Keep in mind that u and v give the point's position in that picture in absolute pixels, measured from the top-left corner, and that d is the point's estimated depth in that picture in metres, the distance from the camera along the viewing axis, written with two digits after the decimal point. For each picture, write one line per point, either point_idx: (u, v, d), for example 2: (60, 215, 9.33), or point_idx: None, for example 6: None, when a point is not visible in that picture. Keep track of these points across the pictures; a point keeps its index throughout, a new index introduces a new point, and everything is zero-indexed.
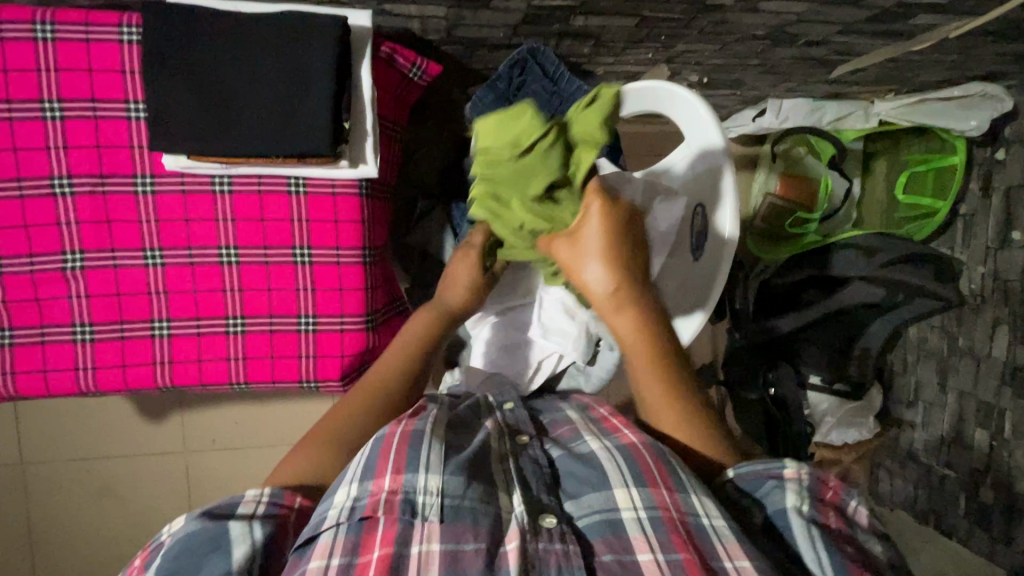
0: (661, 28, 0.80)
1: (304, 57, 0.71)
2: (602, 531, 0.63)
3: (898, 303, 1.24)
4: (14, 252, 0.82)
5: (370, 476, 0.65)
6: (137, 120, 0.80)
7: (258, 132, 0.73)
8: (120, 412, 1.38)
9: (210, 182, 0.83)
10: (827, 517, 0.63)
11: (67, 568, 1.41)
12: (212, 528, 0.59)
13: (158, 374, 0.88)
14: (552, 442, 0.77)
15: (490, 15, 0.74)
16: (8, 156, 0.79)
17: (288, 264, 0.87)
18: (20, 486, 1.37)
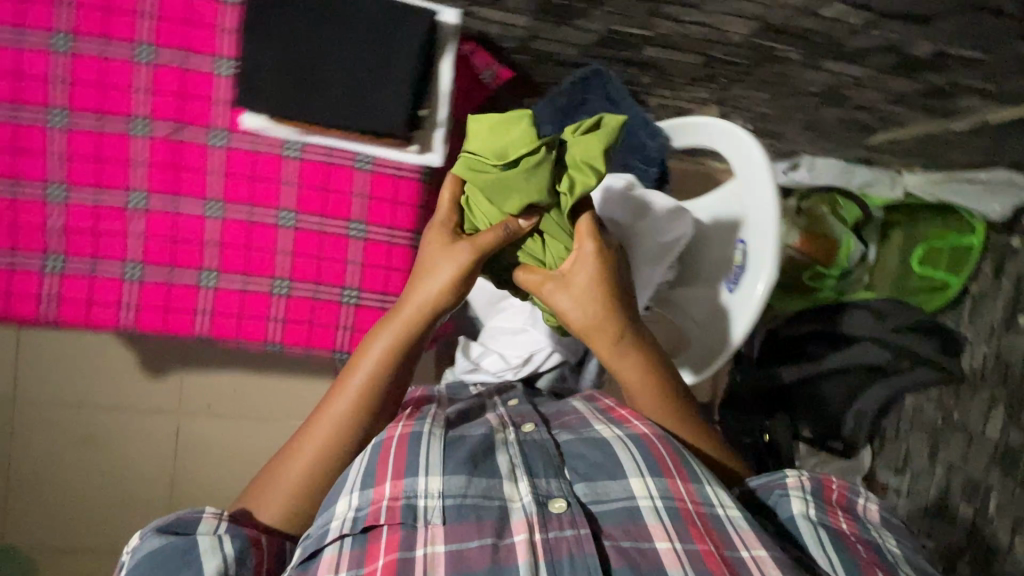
0: (724, 70, 0.84)
1: (392, 43, 0.74)
2: (620, 518, 0.66)
3: (900, 370, 1.26)
4: (82, 182, 0.83)
5: (370, 484, 0.69)
6: (223, 76, 0.83)
7: (339, 106, 0.75)
8: (123, 362, 1.38)
9: (281, 147, 0.85)
10: (834, 518, 0.73)
11: (37, 514, 1.38)
12: (178, 541, 0.65)
13: (198, 323, 0.89)
14: (560, 428, 0.80)
15: (569, 32, 0.78)
16: (94, 91, 0.81)
17: (342, 236, 0.89)
18: (9, 422, 1.36)
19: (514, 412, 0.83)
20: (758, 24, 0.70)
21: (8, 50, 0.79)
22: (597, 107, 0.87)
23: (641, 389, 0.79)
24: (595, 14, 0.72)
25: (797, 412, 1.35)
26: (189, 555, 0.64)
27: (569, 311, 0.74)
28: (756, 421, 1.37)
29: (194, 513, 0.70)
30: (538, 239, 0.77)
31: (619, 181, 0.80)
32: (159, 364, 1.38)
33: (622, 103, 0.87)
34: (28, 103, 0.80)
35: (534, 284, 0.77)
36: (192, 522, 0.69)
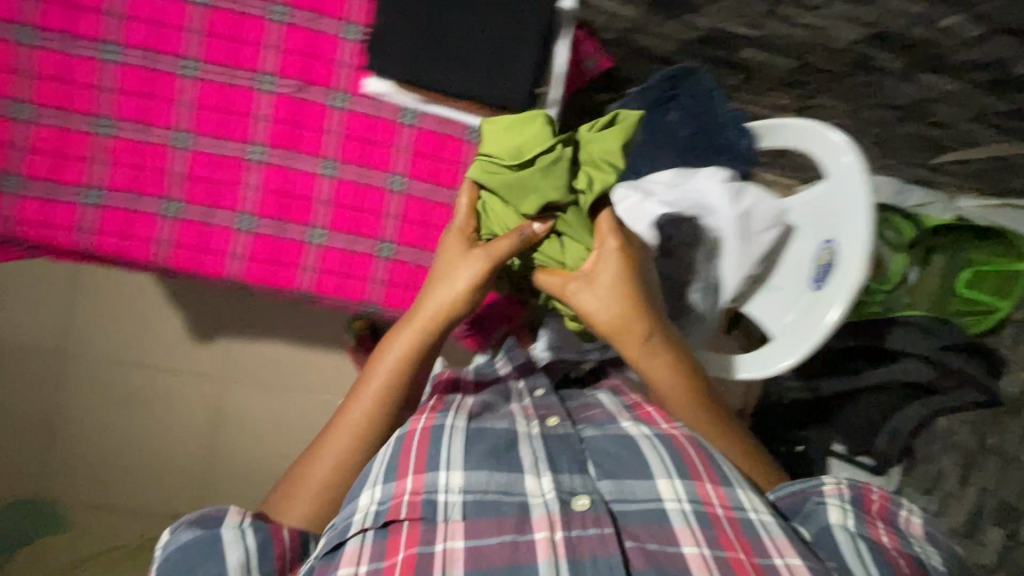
0: (813, 77, 0.87)
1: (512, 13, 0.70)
2: (645, 520, 0.68)
3: (942, 388, 1.28)
4: (208, 133, 0.87)
5: (392, 477, 0.70)
6: (350, 42, 0.86)
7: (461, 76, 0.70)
8: (172, 324, 1.40)
9: (402, 116, 0.89)
10: (874, 530, 0.72)
11: (74, 471, 1.39)
12: (202, 535, 0.67)
13: (303, 278, 0.93)
14: (585, 423, 0.81)
15: (674, 27, 0.82)
16: (227, 47, 0.85)
17: (447, 206, 0.94)
18: (56, 375, 1.38)
19: (539, 404, 0.83)
20: (867, 30, 0.74)
21: (150, 2, 0.83)
22: (687, 103, 0.89)
23: (664, 386, 0.80)
24: (709, 10, 0.76)
25: (831, 426, 1.38)
26: (212, 547, 0.66)
27: (593, 312, 0.75)
28: (790, 430, 1.43)
29: (218, 509, 0.71)
30: (558, 241, 0.77)
31: (719, 176, 0.79)
32: (207, 329, 1.40)
33: (715, 99, 0.88)
34: (163, 51, 0.84)
35: (557, 287, 0.77)
36: (214, 518, 0.69)
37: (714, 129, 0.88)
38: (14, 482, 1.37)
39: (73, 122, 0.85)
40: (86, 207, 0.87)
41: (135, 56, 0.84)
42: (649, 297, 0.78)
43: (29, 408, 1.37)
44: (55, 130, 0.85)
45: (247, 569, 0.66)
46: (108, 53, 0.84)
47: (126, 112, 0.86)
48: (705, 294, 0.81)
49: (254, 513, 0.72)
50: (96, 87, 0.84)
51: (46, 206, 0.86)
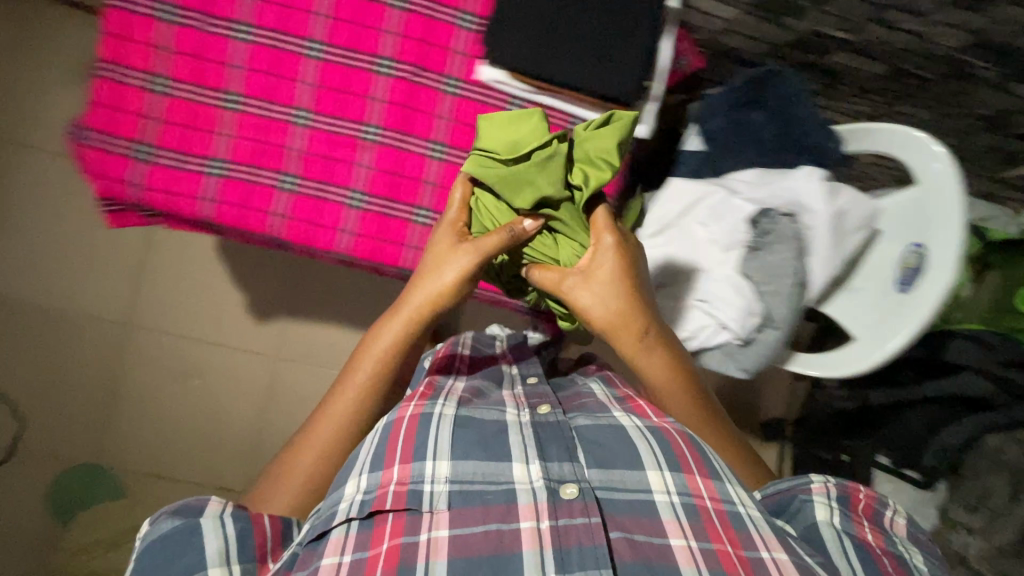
0: (902, 84, 0.90)
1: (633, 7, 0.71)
2: (633, 512, 0.67)
3: (999, 405, 1.19)
4: (321, 110, 0.72)
5: (378, 466, 0.70)
6: (467, 28, 0.73)
7: (574, 67, 0.71)
8: (234, 301, 1.44)
9: (507, 100, 0.76)
10: (861, 528, 0.71)
11: (133, 439, 1.43)
12: (182, 525, 0.66)
13: (411, 261, 0.77)
14: (578, 412, 0.79)
15: (771, 29, 0.85)
16: (340, 23, 0.71)
17: None
18: (121, 344, 1.42)
19: (531, 393, 0.81)
20: (972, 38, 0.80)
21: None
22: (774, 106, 0.90)
23: (659, 383, 0.79)
24: (812, 13, 0.80)
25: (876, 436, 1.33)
26: (194, 536, 0.65)
27: (591, 308, 0.72)
28: (837, 438, 1.41)
29: (200, 499, 0.70)
30: (550, 238, 0.74)
31: (818, 175, 0.78)
32: (268, 307, 1.43)
33: (801, 103, 0.89)
34: (278, 27, 0.70)
35: (552, 283, 0.72)
36: (196, 507, 0.68)
37: (804, 130, 0.89)
38: (74, 447, 1.40)
39: (132, 77, 0.69)
40: (137, 160, 0.70)
41: (254, 31, 0.70)
42: (647, 293, 0.75)
43: (92, 374, 1.41)
44: (116, 83, 0.69)
45: (228, 558, 0.65)
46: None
47: (183, 71, 0.70)
48: (798, 294, 0.77)
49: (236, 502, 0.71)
50: (158, 46, 0.69)
51: (98, 155, 0.70)
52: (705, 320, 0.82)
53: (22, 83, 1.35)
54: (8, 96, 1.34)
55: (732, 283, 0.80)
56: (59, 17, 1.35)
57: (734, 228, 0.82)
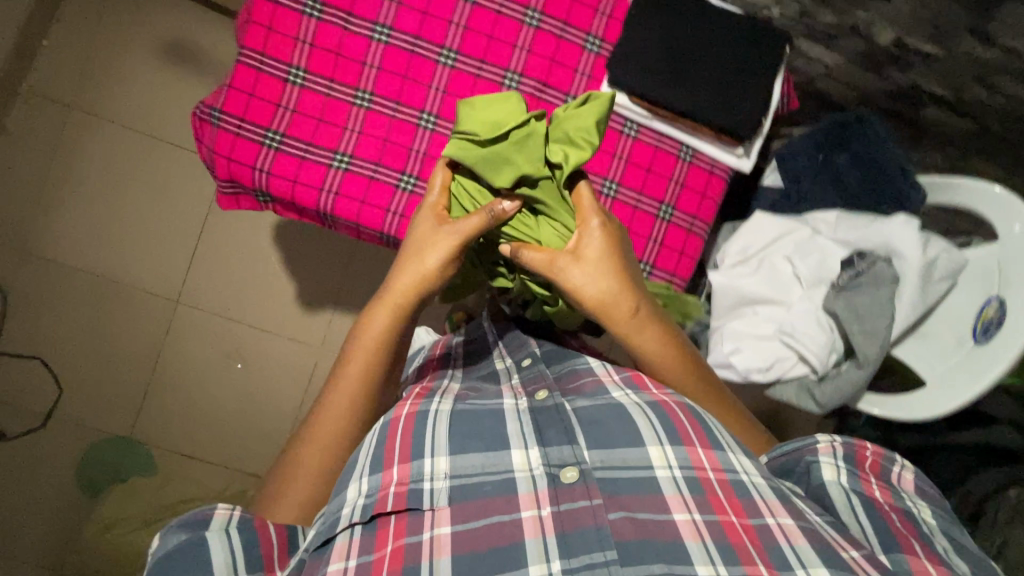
0: (982, 142, 0.97)
1: (753, 50, 0.75)
2: (635, 488, 0.58)
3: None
4: (448, 117, 0.73)
5: (378, 468, 0.62)
6: (593, 53, 0.76)
7: (700, 98, 0.74)
8: (286, 290, 1.45)
9: (622, 124, 0.77)
10: (867, 484, 0.61)
11: (167, 418, 1.41)
12: (188, 540, 0.57)
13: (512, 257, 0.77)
14: (574, 396, 0.70)
15: (870, 78, 0.95)
16: (480, 39, 0.73)
17: (650, 216, 0.78)
18: (167, 323, 1.42)
19: (528, 381, 0.75)
20: None
21: None
22: (858, 150, 0.94)
23: (667, 372, 0.71)
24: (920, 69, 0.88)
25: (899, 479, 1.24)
26: (199, 549, 0.56)
27: (583, 287, 0.68)
28: None
29: (205, 507, 0.61)
30: (531, 218, 0.71)
31: (916, 224, 0.81)
32: (319, 299, 1.45)
33: (886, 147, 0.92)
34: (418, 33, 0.72)
35: (543, 262, 0.67)
36: (200, 519, 0.59)
37: (887, 173, 0.91)
38: (108, 421, 1.39)
39: (273, 66, 0.70)
40: (267, 146, 0.71)
41: (394, 35, 0.71)
42: (632, 269, 0.71)
43: (137, 351, 1.41)
44: (254, 69, 0.70)
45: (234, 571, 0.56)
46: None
47: (319, 64, 0.70)
48: (888, 335, 0.79)
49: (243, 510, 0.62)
50: (299, 39, 0.70)
51: (232, 139, 0.70)
52: (786, 351, 0.84)
53: (99, 55, 1.36)
54: (86, 65, 1.36)
55: (816, 319, 0.83)
56: None
57: (823, 265, 0.85)
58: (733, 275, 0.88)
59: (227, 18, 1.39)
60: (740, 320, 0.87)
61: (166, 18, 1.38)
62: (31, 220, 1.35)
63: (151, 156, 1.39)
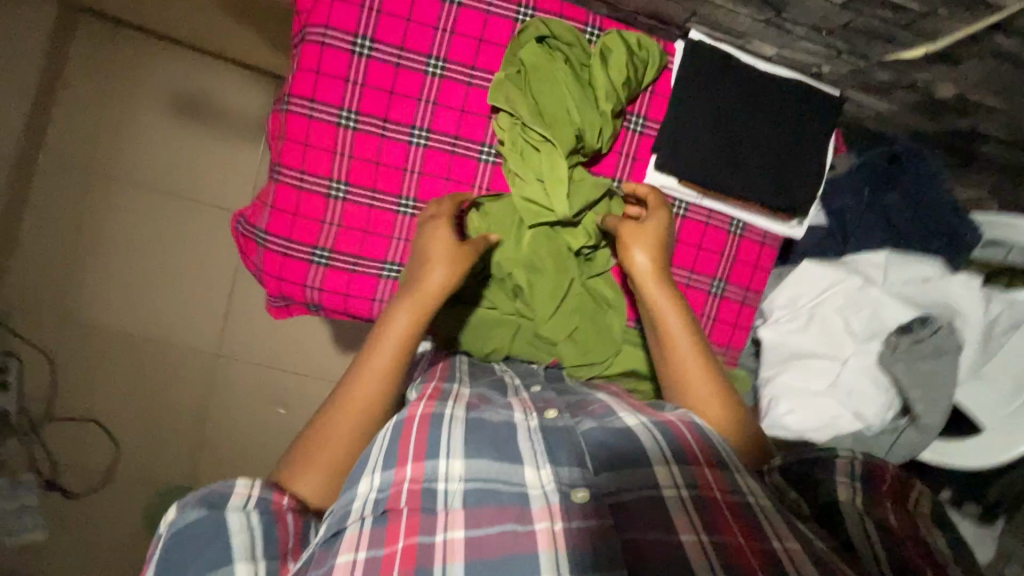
0: None
1: (801, 126, 0.76)
2: (644, 508, 0.53)
3: None
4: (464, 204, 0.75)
5: (391, 463, 0.55)
6: (636, 132, 0.78)
7: (752, 178, 0.75)
8: (321, 334, 1.46)
9: (671, 203, 0.78)
10: (881, 509, 0.59)
11: (219, 468, 1.43)
12: (208, 517, 0.52)
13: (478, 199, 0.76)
14: (582, 415, 0.63)
15: (918, 119, 0.91)
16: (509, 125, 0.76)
17: (703, 292, 0.80)
18: (210, 376, 1.43)
19: (536, 397, 0.66)
20: None
21: (458, 84, 0.73)
22: (906, 187, 0.90)
23: (685, 371, 0.67)
24: (979, 112, 0.84)
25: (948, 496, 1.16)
26: (216, 533, 0.52)
27: (633, 250, 0.70)
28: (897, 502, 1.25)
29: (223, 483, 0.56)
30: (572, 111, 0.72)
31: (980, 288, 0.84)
32: (355, 342, 1.45)
33: (937, 185, 0.88)
34: (457, 132, 0.74)
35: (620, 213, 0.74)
36: (219, 495, 0.54)
37: (934, 216, 0.88)
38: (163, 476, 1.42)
39: (314, 183, 0.72)
40: (316, 263, 0.72)
41: (433, 136, 0.73)
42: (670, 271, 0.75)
43: (183, 406, 1.42)
44: (296, 188, 0.72)
45: (252, 553, 0.52)
46: (359, 50, 0.71)
47: (360, 175, 0.72)
48: (948, 404, 0.80)
49: (264, 482, 0.57)
50: (338, 151, 0.72)
51: (280, 260, 0.72)
52: (841, 407, 0.82)
53: (112, 114, 1.34)
54: (99, 129, 1.33)
55: (871, 377, 0.83)
56: (145, 45, 1.33)
57: (875, 318, 0.84)
58: (784, 330, 0.87)
59: (233, 67, 1.36)
60: (792, 374, 0.84)
61: (174, 70, 1.34)
62: (68, 286, 1.37)
63: (174, 213, 1.38)
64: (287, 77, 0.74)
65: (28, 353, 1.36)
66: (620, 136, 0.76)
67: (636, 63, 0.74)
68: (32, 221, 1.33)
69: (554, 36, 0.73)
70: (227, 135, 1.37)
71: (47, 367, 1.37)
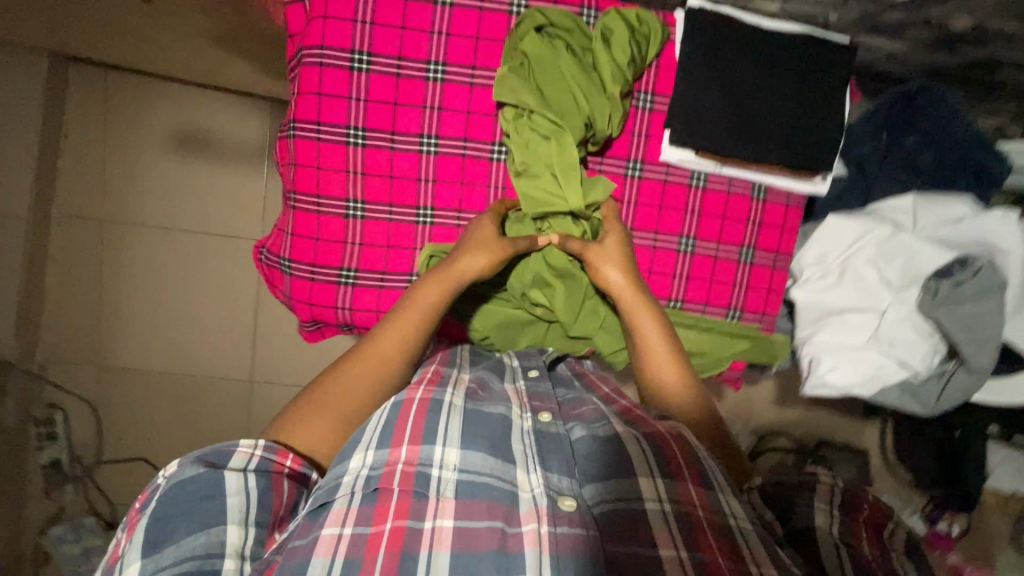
0: None
1: (814, 80, 0.75)
2: (619, 522, 0.53)
3: None
4: (476, 206, 0.75)
5: (386, 442, 0.55)
6: (645, 109, 0.77)
7: (771, 141, 0.74)
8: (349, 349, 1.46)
9: (691, 176, 0.78)
10: (859, 539, 0.58)
11: None
12: (207, 474, 0.51)
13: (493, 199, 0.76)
14: (573, 421, 0.64)
15: (933, 55, 0.88)
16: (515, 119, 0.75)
17: (732, 261, 0.81)
18: (246, 402, 1.45)
19: (532, 392, 0.66)
20: None
21: (461, 86, 0.73)
22: (929, 128, 0.87)
23: (655, 378, 0.70)
24: (996, 41, 0.82)
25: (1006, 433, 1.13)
26: (214, 493, 0.50)
27: (603, 268, 0.71)
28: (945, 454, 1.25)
29: (227, 443, 0.56)
30: (580, 98, 0.71)
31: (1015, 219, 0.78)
32: None
33: (958, 121, 0.85)
34: (466, 136, 0.74)
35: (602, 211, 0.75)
36: (223, 455, 0.54)
37: (958, 152, 0.86)
38: None
39: (331, 205, 0.72)
40: (344, 284, 0.73)
41: (442, 143, 0.73)
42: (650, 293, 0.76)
43: (224, 434, 1.45)
44: (314, 213, 0.73)
45: (246, 519, 0.51)
46: (357, 65, 0.70)
47: (375, 192, 0.73)
48: (998, 343, 0.77)
49: (267, 447, 0.56)
50: (349, 170, 0.72)
51: (309, 285, 0.73)
52: (884, 358, 0.82)
53: (116, 159, 1.34)
54: (106, 176, 1.35)
55: (912, 323, 0.82)
56: (139, 85, 1.33)
57: (908, 266, 0.81)
58: (817, 289, 0.85)
59: (228, 95, 1.35)
60: (830, 331, 0.83)
61: (171, 107, 1.35)
62: (100, 333, 1.39)
63: (189, 248, 1.39)
64: (289, 103, 0.74)
65: (71, 402, 1.39)
66: (630, 116, 0.75)
67: (637, 39, 0.73)
68: (54, 274, 1.36)
69: (551, 24, 0.73)
70: (231, 165, 1.37)
71: (92, 413, 1.40)
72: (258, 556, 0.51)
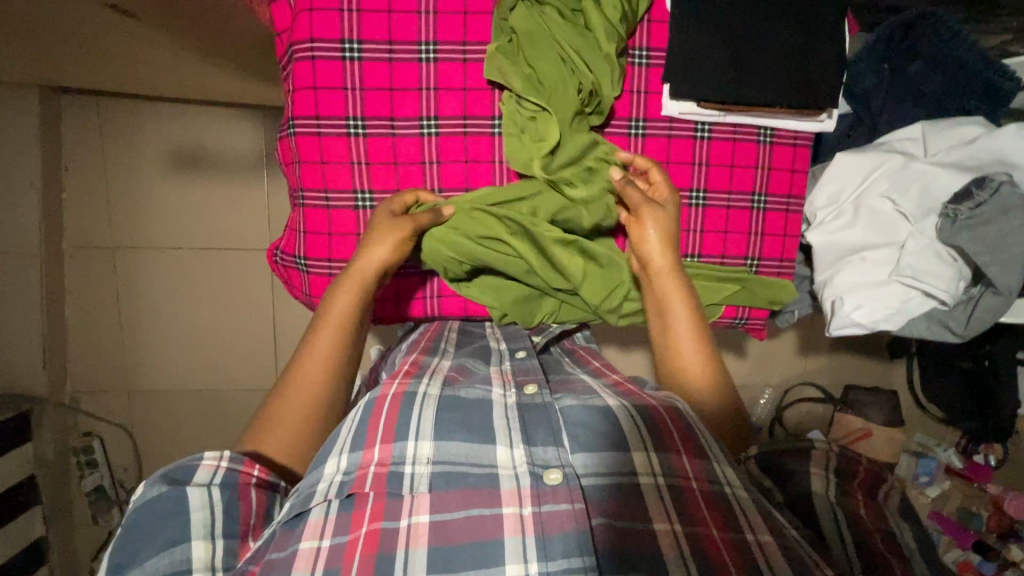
0: None
1: (811, 15, 0.73)
2: (607, 493, 0.54)
3: None
4: (481, 183, 0.76)
5: (360, 445, 0.56)
6: (641, 66, 0.76)
7: (774, 82, 0.73)
8: None
9: (694, 128, 0.77)
10: (853, 502, 0.63)
11: None
12: (169, 492, 0.52)
13: (498, 174, 0.76)
14: (565, 393, 0.67)
15: None
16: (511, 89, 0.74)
17: (745, 209, 0.80)
18: None
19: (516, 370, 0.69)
20: None
21: (455, 62, 0.72)
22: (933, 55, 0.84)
23: (675, 351, 0.71)
24: None
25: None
26: (177, 510, 0.51)
27: (647, 236, 0.72)
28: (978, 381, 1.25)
29: (194, 457, 0.57)
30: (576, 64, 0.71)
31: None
32: None
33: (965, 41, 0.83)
34: (465, 113, 0.73)
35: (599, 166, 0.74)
36: (187, 471, 0.55)
37: (967, 74, 0.83)
38: None
39: (340, 199, 0.73)
40: None
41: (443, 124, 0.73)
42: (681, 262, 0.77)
43: None
44: (324, 209, 0.73)
45: (212, 532, 0.52)
46: (348, 55, 0.70)
47: (381, 180, 0.73)
48: None
49: (233, 457, 0.57)
50: (354, 162, 0.72)
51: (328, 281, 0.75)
52: (908, 289, 0.81)
53: (118, 186, 1.35)
54: (110, 205, 1.36)
55: (935, 253, 0.80)
56: (130, 110, 1.33)
57: (926, 196, 0.80)
58: (830, 228, 0.85)
59: (222, 107, 1.35)
60: (851, 270, 0.82)
61: (167, 128, 1.35)
62: (124, 359, 1.41)
63: (200, 266, 1.40)
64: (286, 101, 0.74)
65: (106, 428, 1.42)
66: (626, 74, 0.75)
67: None
68: (74, 307, 1.38)
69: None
70: (233, 177, 1.38)
71: (126, 437, 1.44)
72: (231, 566, 0.52)
